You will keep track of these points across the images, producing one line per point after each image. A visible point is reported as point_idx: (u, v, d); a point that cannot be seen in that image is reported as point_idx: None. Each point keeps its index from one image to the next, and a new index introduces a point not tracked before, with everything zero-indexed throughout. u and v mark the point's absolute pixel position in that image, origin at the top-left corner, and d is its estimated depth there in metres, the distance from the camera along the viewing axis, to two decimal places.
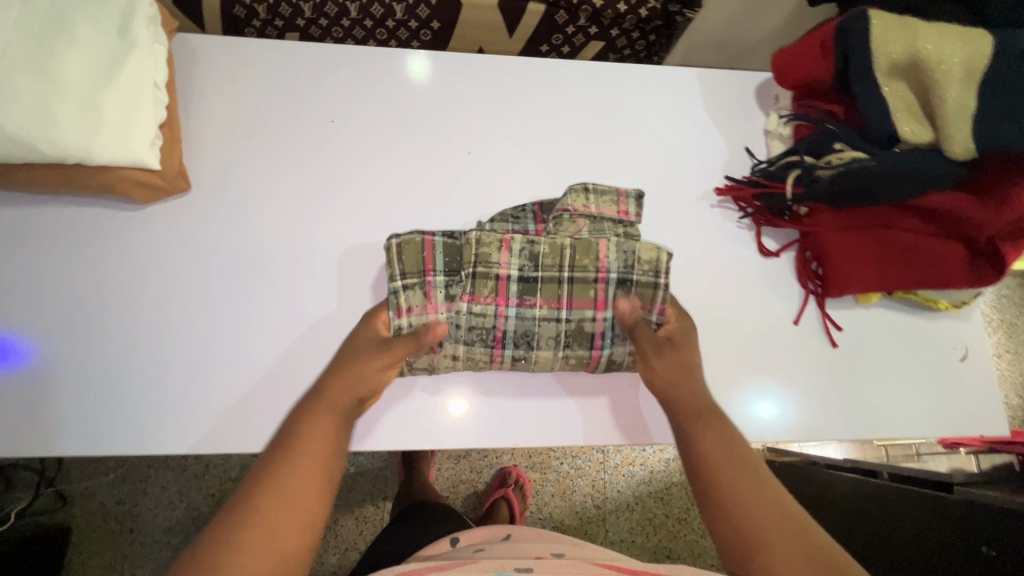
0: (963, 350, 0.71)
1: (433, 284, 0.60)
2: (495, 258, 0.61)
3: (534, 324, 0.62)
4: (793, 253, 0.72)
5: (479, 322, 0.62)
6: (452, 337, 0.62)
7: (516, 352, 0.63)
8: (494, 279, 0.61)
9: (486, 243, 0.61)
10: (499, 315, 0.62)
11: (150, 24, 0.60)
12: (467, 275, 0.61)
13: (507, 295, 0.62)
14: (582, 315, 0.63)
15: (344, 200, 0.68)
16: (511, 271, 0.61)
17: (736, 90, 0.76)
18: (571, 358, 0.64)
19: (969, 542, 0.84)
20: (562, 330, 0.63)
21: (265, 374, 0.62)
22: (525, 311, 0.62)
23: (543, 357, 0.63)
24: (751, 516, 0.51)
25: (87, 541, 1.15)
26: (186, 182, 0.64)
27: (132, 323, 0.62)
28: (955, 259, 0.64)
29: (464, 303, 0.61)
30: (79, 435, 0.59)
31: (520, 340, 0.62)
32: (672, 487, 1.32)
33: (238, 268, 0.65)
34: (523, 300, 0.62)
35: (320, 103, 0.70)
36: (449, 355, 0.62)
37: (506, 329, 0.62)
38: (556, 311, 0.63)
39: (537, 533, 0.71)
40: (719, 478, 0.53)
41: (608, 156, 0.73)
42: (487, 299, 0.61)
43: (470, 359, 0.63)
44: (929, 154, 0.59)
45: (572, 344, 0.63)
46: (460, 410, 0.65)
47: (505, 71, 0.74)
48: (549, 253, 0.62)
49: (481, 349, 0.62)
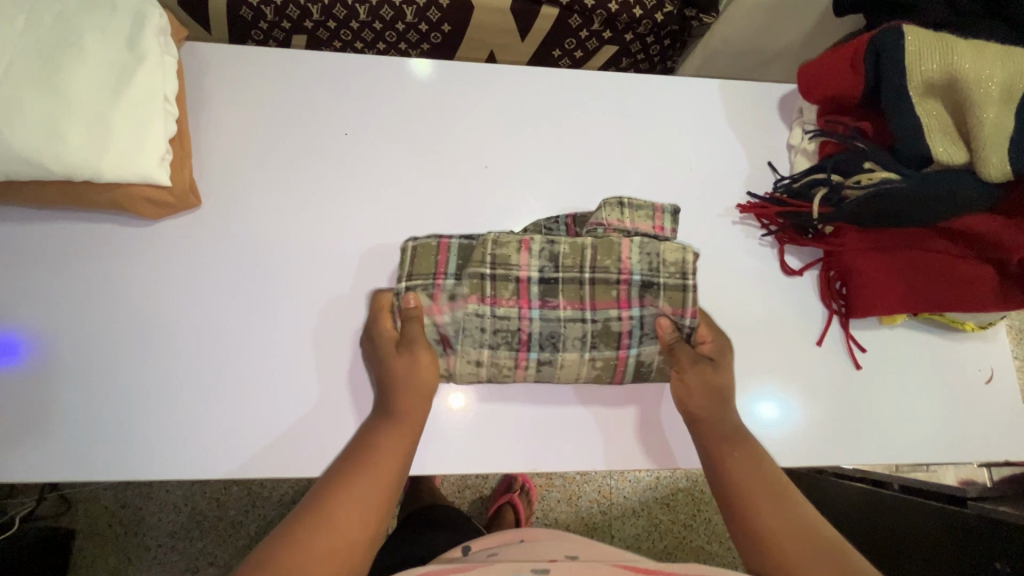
0: (989, 371, 0.70)
1: (443, 286, 0.58)
2: (515, 259, 0.58)
3: (558, 326, 0.59)
4: (816, 271, 0.70)
5: (503, 325, 0.58)
6: (475, 341, 0.59)
7: (542, 354, 0.59)
8: (514, 281, 0.58)
9: (504, 244, 0.58)
10: (523, 317, 0.58)
11: (160, 35, 0.58)
12: (487, 275, 0.57)
13: (528, 296, 0.58)
14: (607, 315, 0.59)
15: (358, 214, 0.66)
16: (531, 272, 0.58)
17: (758, 103, 0.74)
18: (598, 361, 0.60)
19: (981, 558, 0.83)
20: (588, 330, 0.59)
21: (276, 394, 0.61)
22: (548, 313, 0.59)
23: (569, 361, 0.60)
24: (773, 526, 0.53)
25: (92, 545, 1.15)
26: (196, 198, 0.62)
27: (144, 343, 0.61)
28: (984, 282, 0.62)
29: (485, 306, 0.58)
30: (87, 457, 0.58)
31: (545, 342, 0.59)
32: (678, 493, 1.30)
33: (250, 285, 0.63)
34: (546, 302, 0.59)
35: (332, 113, 0.68)
36: (472, 359, 0.59)
37: (530, 331, 0.59)
38: (580, 311, 0.59)
39: (549, 536, 0.70)
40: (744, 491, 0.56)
41: (626, 169, 0.71)
42: (509, 301, 0.58)
43: (495, 365, 0.60)
44: (962, 175, 0.57)
45: (599, 345, 0.60)
46: (459, 403, 0.64)
47: (522, 81, 0.72)
48: (569, 253, 0.59)
49: (506, 352, 0.59)
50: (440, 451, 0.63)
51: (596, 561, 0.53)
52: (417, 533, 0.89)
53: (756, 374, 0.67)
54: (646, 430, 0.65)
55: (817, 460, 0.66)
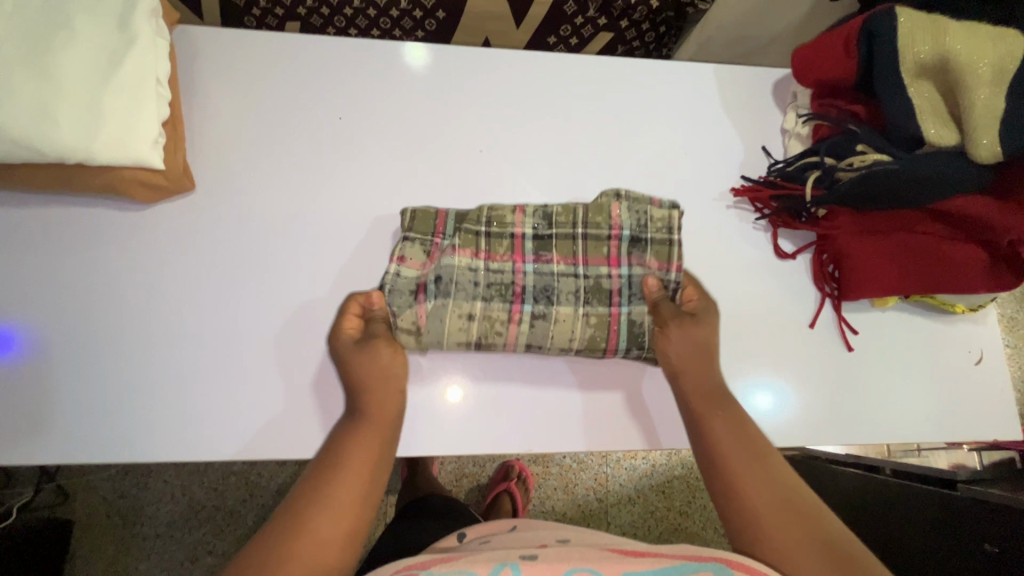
0: (979, 353, 0.71)
1: (437, 244, 0.62)
2: (510, 219, 0.62)
3: (552, 280, 0.61)
4: (809, 254, 0.71)
5: (497, 278, 0.61)
6: (468, 293, 0.60)
7: (536, 307, 0.61)
8: (509, 238, 0.62)
9: (499, 208, 0.63)
10: (516, 271, 0.61)
11: (152, 18, 0.58)
12: (481, 233, 0.61)
13: (522, 251, 0.62)
14: (598, 272, 0.62)
15: (353, 199, 0.66)
16: (526, 230, 0.62)
17: (753, 88, 0.74)
18: (591, 317, 0.61)
19: (971, 539, 0.85)
20: (581, 286, 0.62)
21: (271, 377, 0.61)
22: (542, 267, 0.62)
23: (564, 314, 0.61)
24: (752, 500, 0.53)
25: (90, 535, 1.15)
26: (190, 182, 0.62)
27: (140, 326, 0.61)
28: (974, 264, 0.63)
29: (479, 260, 0.61)
30: (84, 441, 0.58)
31: (539, 295, 0.61)
32: (673, 480, 1.32)
33: (245, 268, 0.63)
34: (540, 257, 0.62)
35: (327, 97, 0.68)
36: (464, 313, 0.59)
37: (524, 284, 0.61)
38: (572, 267, 0.62)
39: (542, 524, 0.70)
40: (726, 462, 0.56)
41: (621, 154, 0.71)
42: (503, 257, 0.61)
43: (487, 318, 0.60)
44: (954, 157, 0.57)
45: (592, 301, 0.61)
46: (456, 398, 0.64)
47: (517, 66, 0.72)
48: (562, 212, 0.63)
49: (499, 305, 0.60)
50: (438, 438, 0.63)
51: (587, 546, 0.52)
52: (414, 520, 0.89)
53: (749, 357, 0.67)
54: (642, 411, 0.66)
55: (809, 443, 0.67)
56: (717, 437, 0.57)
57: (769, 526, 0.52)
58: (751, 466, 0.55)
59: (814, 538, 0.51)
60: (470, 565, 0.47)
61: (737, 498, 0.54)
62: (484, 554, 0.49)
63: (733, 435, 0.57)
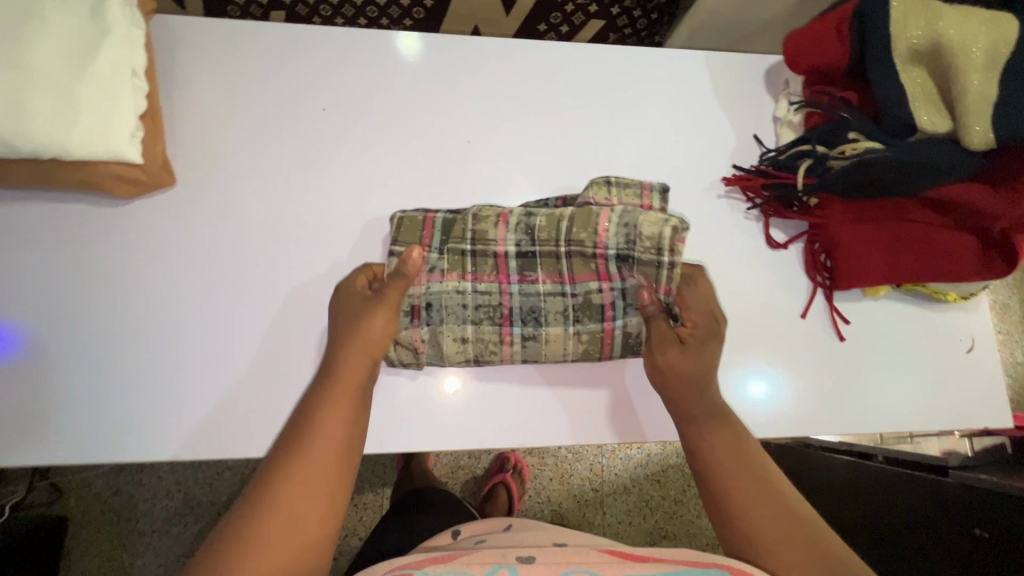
0: (970, 341, 0.70)
1: (425, 258, 0.61)
2: (492, 234, 0.61)
3: (539, 300, 0.61)
4: (801, 243, 0.70)
5: (486, 300, 0.61)
6: (458, 318, 0.61)
7: (525, 329, 0.61)
8: (493, 257, 0.61)
9: (483, 219, 0.62)
10: (503, 293, 0.61)
11: (126, 7, 0.56)
12: (467, 252, 0.61)
13: (507, 271, 0.61)
14: (588, 288, 0.61)
15: (339, 192, 0.65)
16: (508, 247, 0.61)
17: (744, 76, 0.73)
18: (583, 335, 0.61)
19: (962, 525, 0.86)
20: (570, 304, 0.61)
21: (258, 375, 0.60)
22: (527, 287, 0.62)
23: (554, 335, 0.61)
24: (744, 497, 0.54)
25: (85, 532, 1.14)
26: (170, 176, 0.61)
27: (123, 326, 0.60)
28: (965, 251, 0.63)
29: (467, 282, 0.61)
30: (69, 443, 0.58)
31: (527, 317, 0.61)
32: (668, 470, 1.32)
33: (229, 266, 0.62)
34: (525, 276, 0.62)
35: (311, 88, 0.67)
36: (457, 336, 0.60)
37: (512, 305, 0.61)
38: (560, 286, 0.62)
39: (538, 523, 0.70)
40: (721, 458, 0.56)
41: (611, 143, 0.70)
42: (489, 276, 0.61)
43: (480, 340, 0.61)
44: (946, 143, 0.57)
45: (581, 318, 0.62)
46: (453, 388, 0.64)
47: (505, 54, 0.70)
48: (544, 226, 0.61)
49: (489, 328, 0.61)
50: (431, 432, 0.63)
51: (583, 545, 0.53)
52: (409, 514, 0.89)
53: (741, 348, 0.67)
54: (634, 405, 0.66)
55: (800, 433, 0.67)
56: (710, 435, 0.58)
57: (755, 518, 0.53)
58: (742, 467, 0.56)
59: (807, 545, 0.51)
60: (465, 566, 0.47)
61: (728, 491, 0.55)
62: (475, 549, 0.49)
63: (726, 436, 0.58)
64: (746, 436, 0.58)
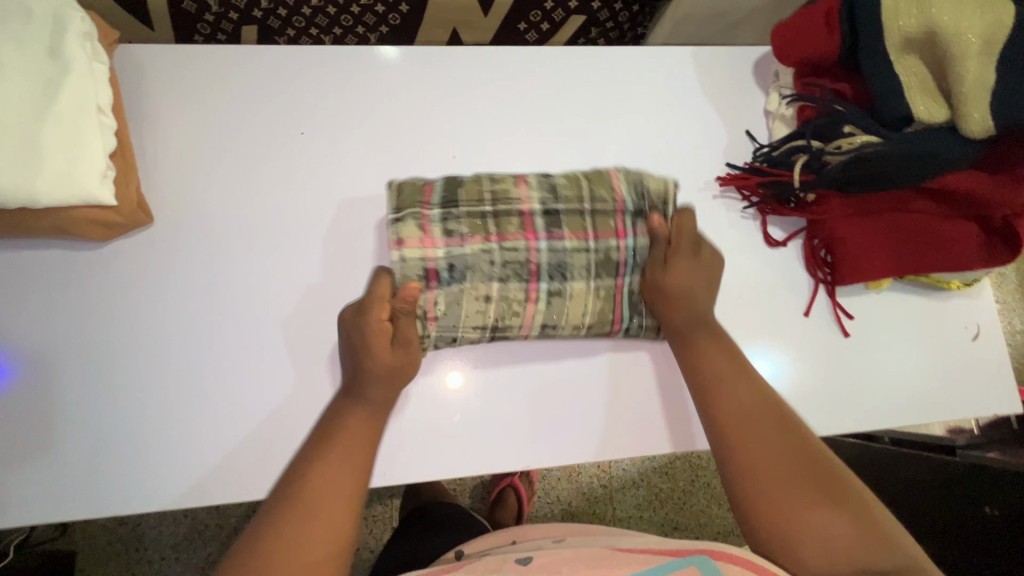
0: (975, 328, 0.69)
1: (430, 218, 0.59)
2: (515, 192, 0.61)
3: (565, 255, 0.60)
4: (799, 241, 0.68)
5: (513, 257, 0.59)
6: (484, 274, 0.59)
7: (552, 284, 0.60)
8: (518, 215, 0.60)
9: (501, 180, 0.62)
10: (531, 249, 0.59)
11: (84, 41, 0.53)
12: (488, 214, 0.60)
13: (534, 228, 0.60)
14: (608, 245, 0.61)
15: (322, 216, 0.63)
16: (533, 205, 0.61)
17: (731, 70, 0.71)
18: (601, 291, 0.61)
19: (976, 505, 0.85)
20: (592, 260, 0.60)
21: (253, 414, 0.59)
22: (555, 243, 0.60)
23: (577, 290, 0.60)
24: (740, 419, 0.55)
25: (93, 565, 1.13)
26: (146, 215, 0.58)
27: (114, 371, 0.58)
28: (966, 239, 0.62)
29: (491, 243, 0.59)
30: (64, 497, 0.56)
31: (554, 272, 0.60)
32: (676, 461, 1.32)
33: (217, 301, 0.60)
34: (552, 233, 0.60)
35: (285, 109, 0.64)
36: (480, 295, 0.59)
37: (539, 261, 0.59)
38: (584, 242, 0.60)
39: (539, 528, 0.69)
40: (714, 383, 0.57)
41: (602, 146, 0.68)
42: (515, 235, 0.60)
43: (505, 299, 0.59)
44: (945, 133, 0.56)
45: (602, 275, 0.61)
46: (456, 384, 0.62)
47: (484, 61, 0.68)
48: (566, 185, 0.62)
49: (515, 284, 0.59)
50: (432, 454, 0.61)
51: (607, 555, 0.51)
52: (415, 529, 0.88)
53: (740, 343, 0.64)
54: (638, 415, 0.64)
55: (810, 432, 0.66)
56: (699, 359, 0.59)
57: (752, 442, 0.54)
58: (739, 387, 0.57)
59: (809, 470, 0.52)
60: None
61: (718, 414, 0.56)
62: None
63: (719, 358, 0.59)
64: (738, 354, 0.59)
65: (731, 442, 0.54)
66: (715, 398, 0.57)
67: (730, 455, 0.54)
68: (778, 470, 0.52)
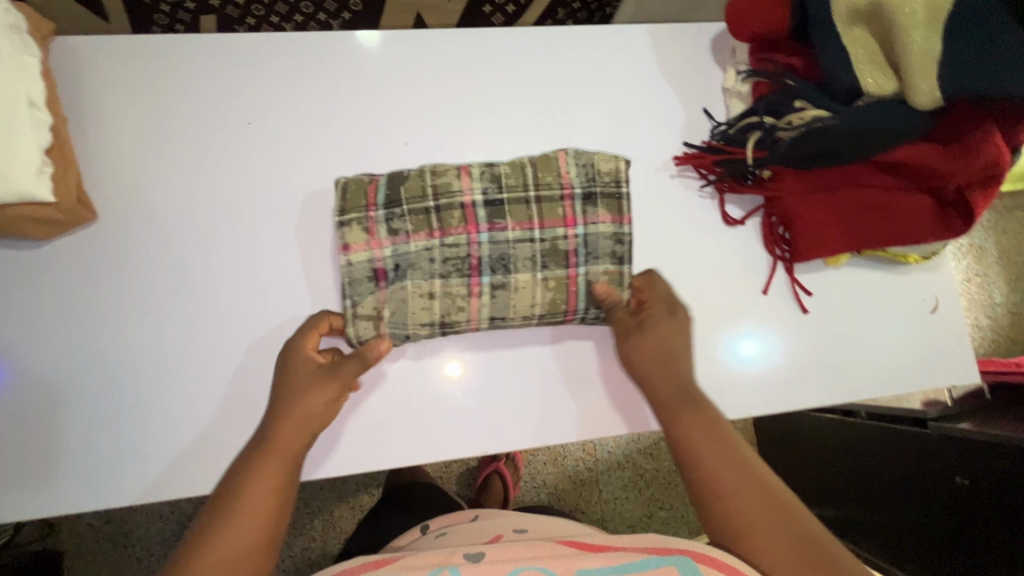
0: (934, 301, 0.70)
1: (375, 219, 0.58)
2: (457, 185, 0.60)
3: (508, 248, 0.59)
4: (758, 218, 0.68)
5: (453, 254, 0.59)
6: (426, 271, 0.59)
7: (494, 278, 0.59)
8: (459, 208, 0.59)
9: (443, 173, 0.60)
10: (472, 242, 0.59)
11: (12, 33, 0.52)
12: (431, 209, 0.59)
13: (475, 221, 0.59)
14: (555, 234, 0.60)
15: (273, 207, 0.62)
16: (475, 197, 0.60)
17: (689, 48, 0.70)
18: (551, 281, 0.60)
19: (942, 474, 0.85)
20: (538, 250, 0.60)
21: (209, 409, 0.59)
22: (497, 236, 0.59)
23: (522, 281, 0.60)
24: (732, 494, 0.52)
25: (80, 563, 1.13)
26: (89, 210, 0.57)
27: (60, 373, 0.57)
28: (921, 211, 0.62)
29: (435, 239, 0.58)
30: (18, 498, 0.56)
31: (496, 265, 0.59)
32: (661, 442, 1.33)
33: (163, 298, 0.59)
34: (494, 225, 0.59)
35: (231, 99, 0.63)
36: (424, 293, 0.58)
37: (480, 256, 0.59)
38: (529, 232, 0.60)
39: (503, 511, 0.73)
40: (701, 454, 0.54)
41: (559, 129, 0.67)
42: (457, 229, 0.59)
43: (448, 295, 0.59)
44: (894, 106, 0.56)
45: (550, 265, 0.60)
46: (455, 372, 0.62)
47: (437, 44, 0.67)
48: (509, 173, 0.61)
49: (457, 280, 0.59)
50: (393, 442, 0.61)
51: (560, 543, 0.52)
52: (392, 515, 0.89)
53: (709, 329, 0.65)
54: (598, 400, 0.64)
55: (771, 409, 0.66)
56: (684, 434, 0.56)
57: (747, 519, 0.51)
58: (724, 460, 0.54)
59: (804, 543, 0.49)
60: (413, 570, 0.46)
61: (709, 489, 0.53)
62: (422, 564, 0.47)
63: (704, 429, 0.55)
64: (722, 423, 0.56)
65: (725, 518, 0.51)
66: (705, 469, 0.54)
67: (727, 537, 0.51)
68: (775, 549, 0.49)
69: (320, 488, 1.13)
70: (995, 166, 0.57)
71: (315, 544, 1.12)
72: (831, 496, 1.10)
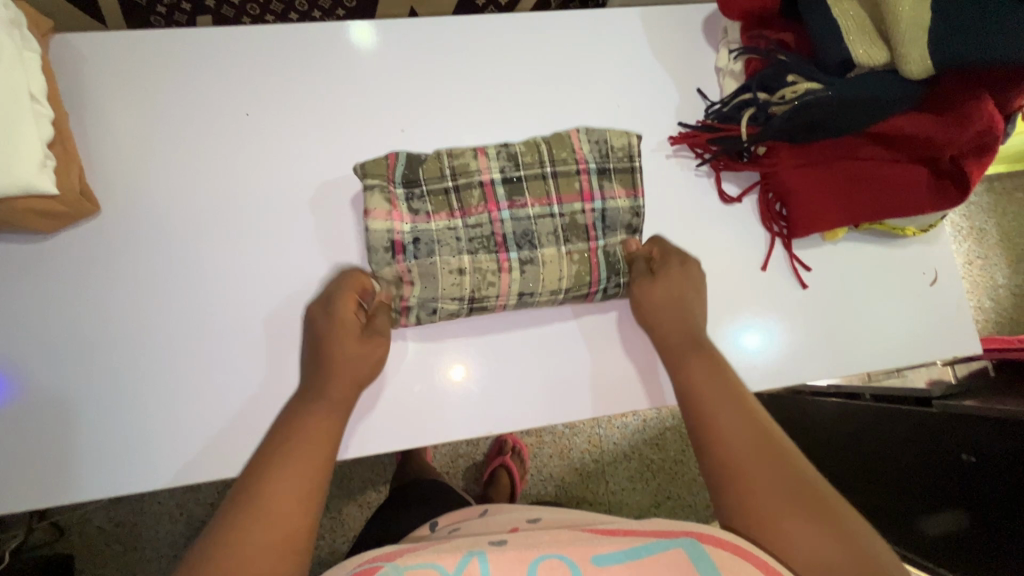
0: (933, 273, 0.70)
1: (396, 195, 0.60)
2: (474, 165, 0.62)
3: (530, 224, 0.62)
4: (754, 195, 0.69)
5: (478, 233, 0.61)
6: (453, 249, 0.60)
7: (521, 254, 0.61)
8: (479, 186, 0.61)
9: (460, 155, 0.62)
10: (494, 221, 0.61)
11: (12, 29, 0.53)
12: (451, 189, 0.61)
13: (495, 199, 0.61)
14: (573, 208, 0.62)
15: (274, 197, 0.63)
16: (493, 175, 0.62)
17: (680, 29, 0.71)
18: (574, 255, 0.62)
19: (947, 451, 0.85)
20: (558, 225, 0.62)
21: (218, 396, 0.59)
22: (518, 212, 0.62)
23: (549, 256, 0.61)
24: (723, 425, 0.53)
25: (91, 567, 1.13)
26: (92, 203, 0.58)
27: (88, 360, 0.58)
28: (917, 181, 0.62)
29: (456, 219, 0.61)
30: (48, 486, 0.57)
31: (521, 241, 0.61)
32: (667, 432, 1.33)
33: (179, 286, 0.60)
34: (514, 202, 0.62)
35: (229, 91, 0.64)
36: (454, 270, 0.60)
37: (504, 233, 0.61)
38: (548, 208, 0.62)
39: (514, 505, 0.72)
40: (700, 391, 0.56)
41: (554, 113, 0.68)
42: (477, 209, 0.61)
43: (478, 272, 0.60)
44: (886, 76, 0.57)
45: (571, 239, 0.62)
46: (459, 375, 0.62)
47: (431, 32, 0.67)
48: (525, 151, 0.63)
49: (485, 257, 0.61)
50: (398, 428, 0.61)
51: (571, 529, 0.51)
52: (400, 508, 0.89)
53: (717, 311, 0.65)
54: (607, 381, 0.64)
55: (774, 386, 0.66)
56: (686, 371, 0.58)
57: (734, 449, 0.52)
58: (722, 396, 0.55)
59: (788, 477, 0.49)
60: (437, 556, 0.44)
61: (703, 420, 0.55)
62: (433, 547, 0.47)
63: (707, 370, 0.57)
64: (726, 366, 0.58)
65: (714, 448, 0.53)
66: (700, 401, 0.55)
67: (713, 465, 0.52)
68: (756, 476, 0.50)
69: (328, 486, 1.14)
70: (988, 134, 0.57)
71: (325, 542, 1.13)
72: (839, 479, 1.09)
